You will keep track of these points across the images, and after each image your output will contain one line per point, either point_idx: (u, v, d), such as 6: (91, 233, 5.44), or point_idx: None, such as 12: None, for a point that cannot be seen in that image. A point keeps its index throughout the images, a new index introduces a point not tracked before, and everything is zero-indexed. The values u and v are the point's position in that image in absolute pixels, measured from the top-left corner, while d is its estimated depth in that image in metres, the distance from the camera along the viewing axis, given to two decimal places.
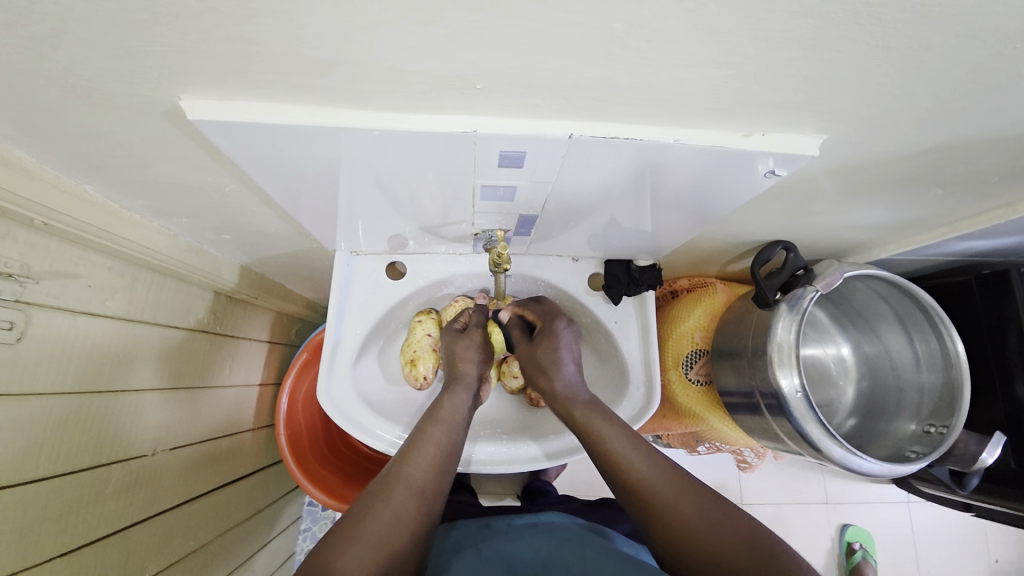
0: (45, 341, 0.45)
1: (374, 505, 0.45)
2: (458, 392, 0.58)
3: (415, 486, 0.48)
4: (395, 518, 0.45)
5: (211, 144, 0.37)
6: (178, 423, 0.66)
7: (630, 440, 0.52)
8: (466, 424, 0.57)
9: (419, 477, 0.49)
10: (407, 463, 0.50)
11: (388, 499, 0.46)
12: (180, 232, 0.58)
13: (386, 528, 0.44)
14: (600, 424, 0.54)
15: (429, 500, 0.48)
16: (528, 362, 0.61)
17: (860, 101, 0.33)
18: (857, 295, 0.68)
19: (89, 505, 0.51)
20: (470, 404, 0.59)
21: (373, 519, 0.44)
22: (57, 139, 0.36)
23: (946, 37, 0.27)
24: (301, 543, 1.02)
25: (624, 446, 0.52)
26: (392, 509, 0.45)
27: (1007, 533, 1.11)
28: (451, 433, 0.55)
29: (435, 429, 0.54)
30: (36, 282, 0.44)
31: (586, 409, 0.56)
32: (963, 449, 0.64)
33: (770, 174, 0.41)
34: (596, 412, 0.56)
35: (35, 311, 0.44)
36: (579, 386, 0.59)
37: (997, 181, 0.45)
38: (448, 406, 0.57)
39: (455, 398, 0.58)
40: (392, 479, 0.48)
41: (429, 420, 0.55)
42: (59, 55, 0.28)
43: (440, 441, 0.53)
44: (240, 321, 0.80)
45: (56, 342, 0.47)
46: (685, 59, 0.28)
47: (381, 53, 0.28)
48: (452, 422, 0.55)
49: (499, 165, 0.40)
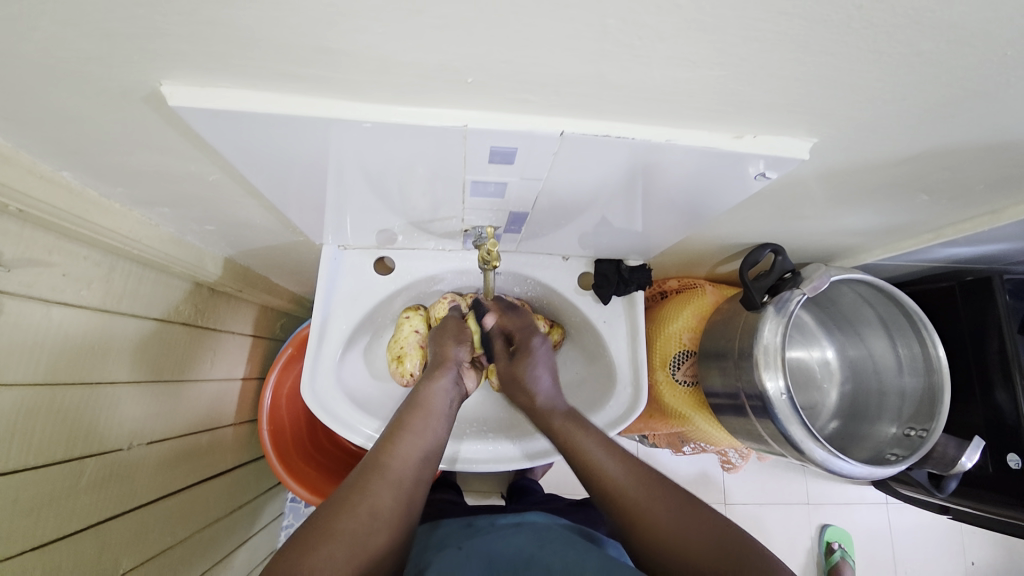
0: (16, 331, 0.44)
1: (350, 500, 0.44)
2: (438, 378, 0.57)
3: (394, 481, 0.47)
4: (372, 513, 0.44)
5: (194, 131, 0.36)
6: (156, 417, 0.64)
7: (604, 445, 0.53)
8: (450, 412, 0.57)
9: (399, 471, 0.48)
10: (386, 456, 0.49)
11: (366, 494, 0.45)
12: (162, 223, 0.56)
13: (361, 524, 0.43)
14: (576, 433, 0.55)
15: (409, 495, 0.48)
16: (507, 379, 0.63)
17: (851, 106, 0.33)
18: (842, 299, 0.69)
19: (62, 499, 0.50)
20: (453, 391, 0.58)
21: (348, 515, 0.43)
22: (32, 122, 0.35)
23: (937, 43, 0.27)
24: (282, 540, 1.01)
25: (598, 450, 0.53)
26: (368, 505, 0.45)
27: (982, 535, 1.13)
28: (434, 424, 0.54)
29: (418, 420, 0.53)
30: (8, 270, 0.42)
31: (562, 419, 0.57)
32: (941, 453, 0.65)
33: (760, 176, 0.41)
34: (573, 420, 0.57)
35: (6, 300, 0.43)
36: (557, 398, 0.60)
37: (982, 189, 0.46)
38: (430, 394, 0.56)
39: (437, 386, 0.57)
40: (371, 473, 0.47)
41: (411, 410, 0.54)
42: (34, 34, 0.27)
43: (422, 433, 0.52)
44: (223, 314, 0.78)
45: (28, 333, 0.45)
46: (679, 58, 0.28)
47: (371, 41, 0.27)
48: (434, 413, 0.55)
49: (490, 161, 0.40)
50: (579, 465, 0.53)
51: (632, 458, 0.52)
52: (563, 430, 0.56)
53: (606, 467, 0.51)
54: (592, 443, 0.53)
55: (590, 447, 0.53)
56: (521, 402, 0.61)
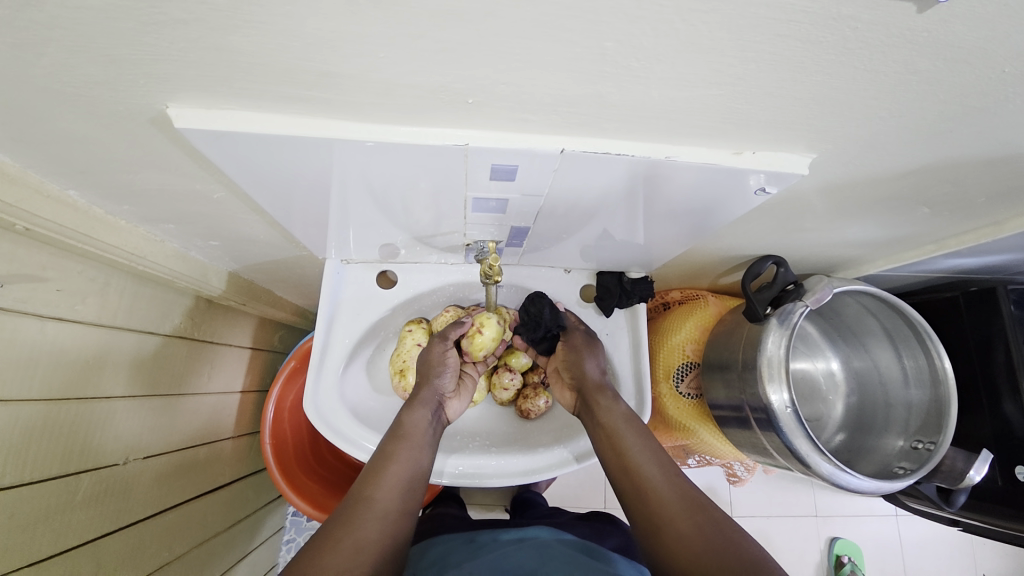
0: (9, 347, 0.44)
1: (335, 536, 0.44)
2: (418, 407, 0.59)
3: (378, 513, 0.47)
4: (358, 547, 0.43)
5: (198, 151, 0.36)
6: (152, 431, 0.64)
7: (653, 452, 0.53)
8: (432, 440, 0.58)
9: (383, 502, 0.48)
10: (370, 488, 0.49)
11: (350, 528, 0.45)
12: (167, 239, 0.57)
13: (348, 558, 0.42)
14: (627, 435, 0.55)
15: (395, 526, 0.47)
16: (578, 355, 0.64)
17: (849, 121, 0.33)
18: (847, 310, 0.69)
19: (56, 515, 0.50)
20: (433, 420, 0.59)
21: (334, 550, 0.43)
22: (41, 144, 0.36)
23: (932, 61, 0.27)
24: (284, 554, 1.00)
25: (646, 454, 0.53)
26: (354, 538, 0.44)
27: (995, 548, 1.11)
28: (416, 453, 0.54)
29: (401, 450, 0.54)
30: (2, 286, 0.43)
31: (617, 416, 0.57)
32: (950, 466, 0.64)
33: (761, 191, 0.41)
34: (628, 421, 0.57)
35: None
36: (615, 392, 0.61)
37: (983, 201, 0.45)
38: (410, 425, 0.57)
39: (417, 415, 0.58)
40: (355, 507, 0.47)
41: (394, 441, 0.55)
42: (45, 61, 0.27)
43: (406, 462, 0.53)
44: (222, 327, 0.78)
45: (21, 348, 0.45)
46: (676, 78, 0.28)
47: (371, 64, 0.27)
48: (416, 441, 0.56)
49: (491, 178, 0.40)
50: (622, 464, 0.53)
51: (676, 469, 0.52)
52: (613, 429, 0.57)
53: (645, 465, 0.52)
54: (638, 443, 0.54)
55: (638, 450, 0.54)
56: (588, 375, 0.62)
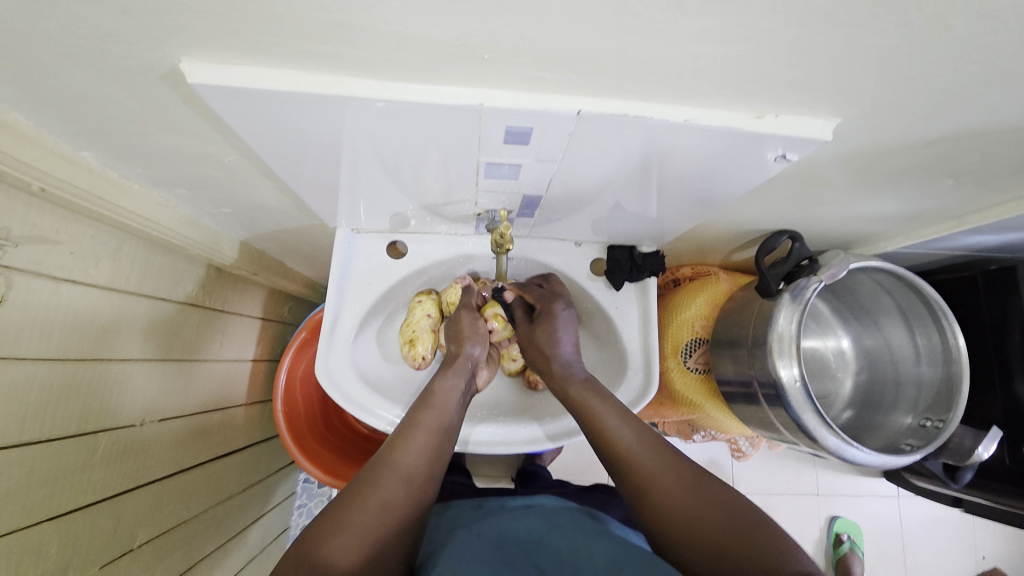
0: (25, 308, 0.45)
1: (361, 494, 0.45)
2: (452, 375, 0.59)
3: (404, 476, 0.48)
4: (382, 507, 0.45)
5: (210, 109, 0.36)
6: (168, 394, 0.66)
7: (621, 415, 0.53)
8: (459, 410, 0.57)
9: (409, 465, 0.49)
10: (397, 450, 0.50)
11: (376, 488, 0.46)
12: (179, 204, 0.57)
13: (372, 516, 0.44)
14: (592, 399, 0.55)
15: (419, 490, 0.48)
16: (529, 344, 0.64)
17: (878, 83, 0.32)
18: (860, 287, 0.68)
19: (75, 472, 0.51)
20: (463, 389, 0.59)
21: (358, 509, 0.44)
22: (53, 101, 0.36)
23: (970, 17, 0.26)
24: (296, 518, 1.04)
25: (612, 416, 0.53)
26: (378, 498, 0.45)
27: (995, 530, 1.12)
28: (442, 420, 0.54)
29: (427, 418, 0.54)
30: (16, 247, 0.43)
31: (580, 385, 0.57)
32: (957, 444, 0.65)
33: (780, 159, 0.40)
34: (589, 389, 0.57)
35: (15, 277, 0.43)
36: (575, 365, 0.60)
37: (1009, 173, 0.44)
38: (439, 393, 0.57)
39: (448, 384, 0.58)
40: (381, 468, 0.48)
41: (421, 407, 0.55)
42: (58, 12, 0.27)
43: (432, 428, 0.53)
44: (232, 297, 0.79)
45: (37, 309, 0.46)
46: (699, 32, 0.27)
47: (388, 16, 0.27)
48: (444, 408, 0.56)
49: (504, 141, 0.39)
50: (593, 432, 0.54)
51: (645, 424, 0.53)
52: (579, 395, 0.57)
53: (621, 437, 0.51)
54: (608, 410, 0.54)
55: (605, 415, 0.54)
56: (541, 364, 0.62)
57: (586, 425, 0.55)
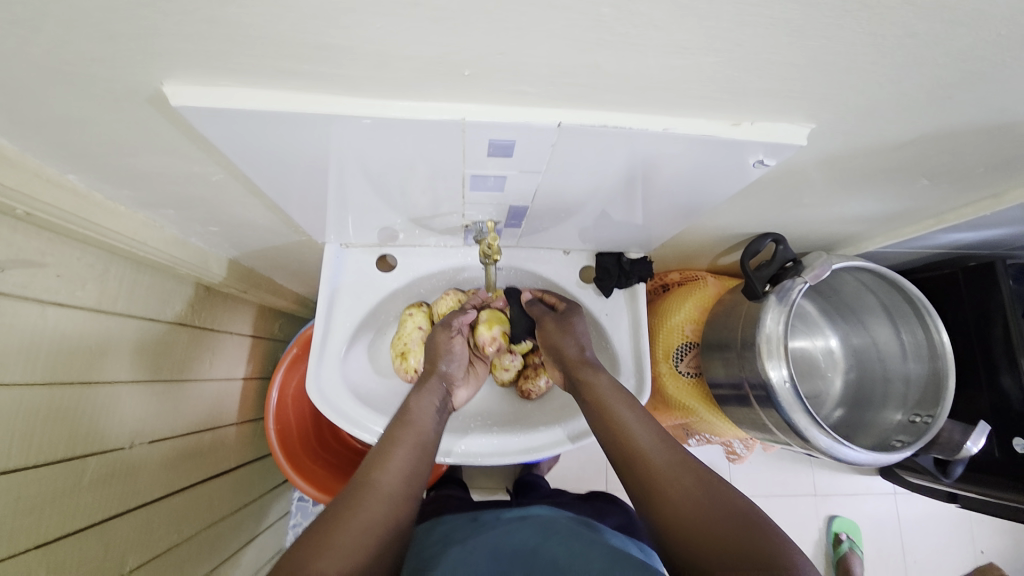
0: (9, 333, 0.44)
1: (342, 517, 0.44)
2: (426, 393, 0.60)
3: (385, 495, 0.47)
4: (364, 528, 0.44)
5: (195, 130, 0.36)
6: (158, 416, 0.65)
7: (641, 418, 0.52)
8: (437, 426, 0.58)
9: (390, 484, 0.49)
10: (377, 471, 0.49)
11: (357, 509, 0.45)
12: (166, 224, 0.57)
13: (354, 537, 0.43)
14: (615, 402, 0.54)
15: (401, 509, 0.48)
16: (551, 332, 0.62)
17: (848, 89, 0.33)
18: (844, 287, 0.69)
19: (63, 497, 0.50)
20: (439, 406, 0.60)
21: (340, 531, 0.43)
22: (38, 125, 0.36)
23: (930, 23, 0.27)
24: (291, 538, 1.02)
25: (634, 420, 0.52)
26: (361, 519, 0.44)
27: (991, 524, 1.13)
28: (422, 437, 0.55)
29: (405, 436, 0.54)
30: (1, 271, 0.43)
31: (606, 381, 0.56)
32: (947, 438, 0.65)
33: (759, 164, 0.41)
34: (614, 391, 0.55)
35: (0, 301, 0.43)
36: (598, 364, 0.60)
37: (981, 172, 0.45)
38: (416, 410, 0.58)
39: (424, 401, 0.59)
40: (361, 489, 0.47)
41: (399, 426, 0.55)
42: (41, 38, 0.27)
43: (411, 447, 0.53)
44: (222, 315, 0.79)
45: (22, 334, 0.45)
46: (673, 44, 0.28)
47: (370, 35, 0.27)
48: (422, 425, 0.56)
49: (488, 154, 0.40)
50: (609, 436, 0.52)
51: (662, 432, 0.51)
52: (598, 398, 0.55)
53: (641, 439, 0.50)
54: (629, 414, 0.52)
55: (626, 418, 0.52)
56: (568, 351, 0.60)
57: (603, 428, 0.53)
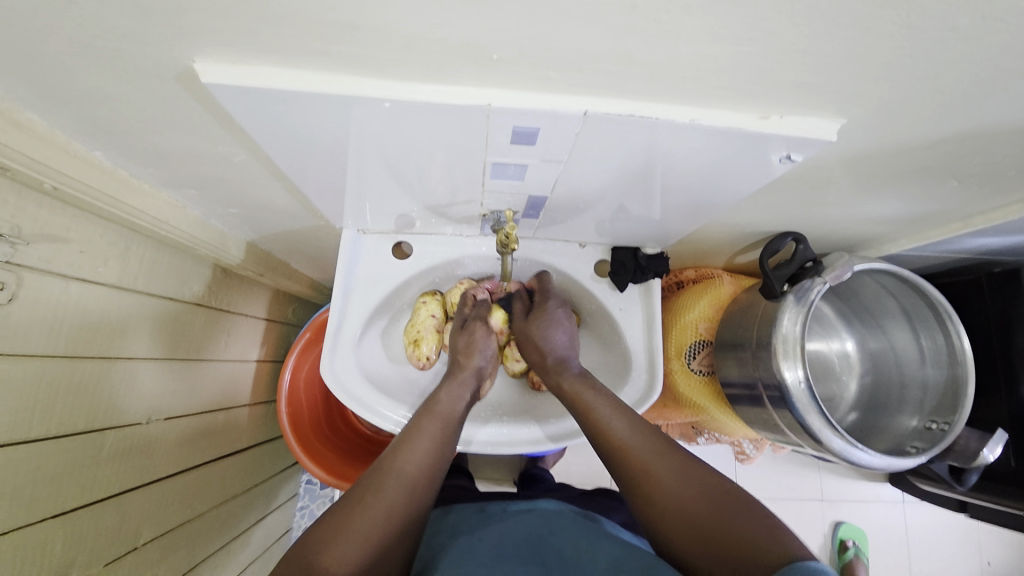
0: (35, 305, 0.45)
1: (365, 499, 0.45)
2: (457, 384, 0.60)
3: (406, 480, 0.48)
4: (386, 512, 0.45)
5: (221, 109, 0.36)
6: (174, 395, 0.67)
7: (612, 403, 0.55)
8: (462, 417, 0.58)
9: (412, 469, 0.49)
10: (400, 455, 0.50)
11: (379, 492, 0.46)
12: (187, 204, 0.58)
13: (376, 521, 0.44)
14: (585, 392, 0.56)
15: (421, 493, 0.48)
16: (523, 338, 0.65)
17: (883, 83, 0.32)
18: (864, 289, 0.68)
19: (81, 469, 0.52)
20: (469, 399, 0.60)
21: (364, 512, 0.44)
22: (68, 100, 0.36)
23: (972, 18, 0.26)
24: (299, 519, 1.04)
25: (605, 406, 0.54)
26: (383, 502, 0.46)
27: (1001, 536, 1.11)
28: (446, 426, 0.55)
29: (427, 423, 0.54)
30: (27, 245, 0.44)
31: (573, 377, 0.59)
32: (963, 446, 0.64)
33: (785, 159, 0.41)
34: (583, 383, 0.58)
35: (25, 273, 0.44)
36: (569, 359, 0.61)
37: (1013, 175, 0.44)
38: (444, 400, 0.58)
39: (450, 392, 0.59)
40: (384, 472, 0.48)
41: (426, 413, 0.56)
42: (74, 11, 0.27)
43: (435, 435, 0.53)
44: (237, 297, 0.80)
45: (46, 305, 0.46)
46: (705, 32, 0.28)
47: (398, 18, 0.27)
48: (448, 414, 0.56)
49: (511, 142, 0.40)
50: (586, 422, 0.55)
51: (634, 415, 0.54)
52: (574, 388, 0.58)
53: (613, 426, 0.52)
54: (600, 400, 0.55)
55: (597, 404, 0.55)
56: (537, 360, 0.63)
57: (580, 416, 0.56)
